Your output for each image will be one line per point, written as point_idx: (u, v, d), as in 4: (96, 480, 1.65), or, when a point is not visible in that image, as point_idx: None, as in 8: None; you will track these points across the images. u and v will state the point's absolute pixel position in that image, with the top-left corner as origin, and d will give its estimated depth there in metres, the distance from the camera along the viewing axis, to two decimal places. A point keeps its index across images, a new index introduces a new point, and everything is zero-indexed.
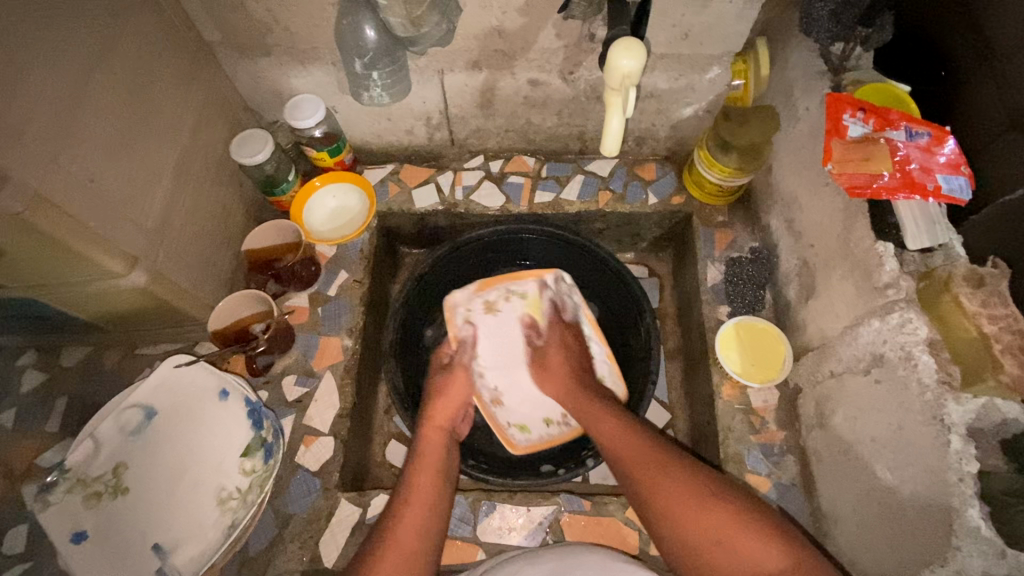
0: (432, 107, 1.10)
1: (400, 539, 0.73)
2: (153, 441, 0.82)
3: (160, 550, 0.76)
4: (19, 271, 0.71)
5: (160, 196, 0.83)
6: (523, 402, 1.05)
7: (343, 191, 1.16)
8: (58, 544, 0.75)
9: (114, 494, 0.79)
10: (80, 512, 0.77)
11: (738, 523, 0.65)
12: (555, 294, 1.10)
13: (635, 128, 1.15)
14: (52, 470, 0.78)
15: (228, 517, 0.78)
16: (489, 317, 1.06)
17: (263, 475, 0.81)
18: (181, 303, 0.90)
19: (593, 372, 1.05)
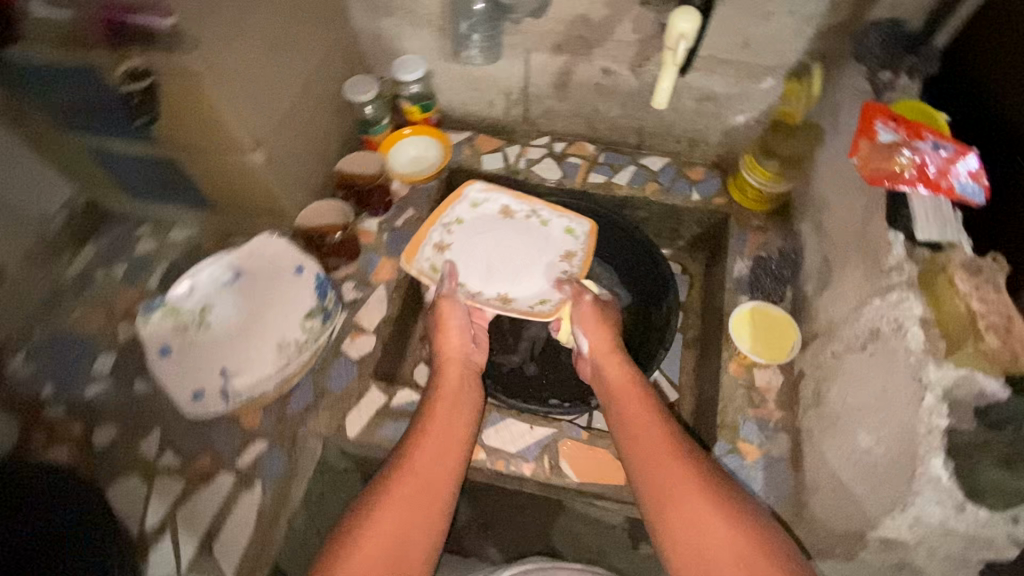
0: (514, 81, 1.27)
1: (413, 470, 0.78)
2: (237, 294, 1.00)
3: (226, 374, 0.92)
4: (181, 130, 0.93)
5: (288, 102, 1.04)
6: (524, 286, 1.13)
7: (424, 143, 1.33)
8: (148, 352, 0.92)
9: (199, 325, 0.96)
10: (170, 333, 0.94)
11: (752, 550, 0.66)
12: (491, 204, 1.22)
13: (690, 129, 1.28)
14: (156, 296, 0.95)
15: (285, 360, 0.94)
16: (446, 250, 1.15)
17: (317, 334, 0.96)
18: (282, 193, 1.09)
19: (561, 233, 1.19)
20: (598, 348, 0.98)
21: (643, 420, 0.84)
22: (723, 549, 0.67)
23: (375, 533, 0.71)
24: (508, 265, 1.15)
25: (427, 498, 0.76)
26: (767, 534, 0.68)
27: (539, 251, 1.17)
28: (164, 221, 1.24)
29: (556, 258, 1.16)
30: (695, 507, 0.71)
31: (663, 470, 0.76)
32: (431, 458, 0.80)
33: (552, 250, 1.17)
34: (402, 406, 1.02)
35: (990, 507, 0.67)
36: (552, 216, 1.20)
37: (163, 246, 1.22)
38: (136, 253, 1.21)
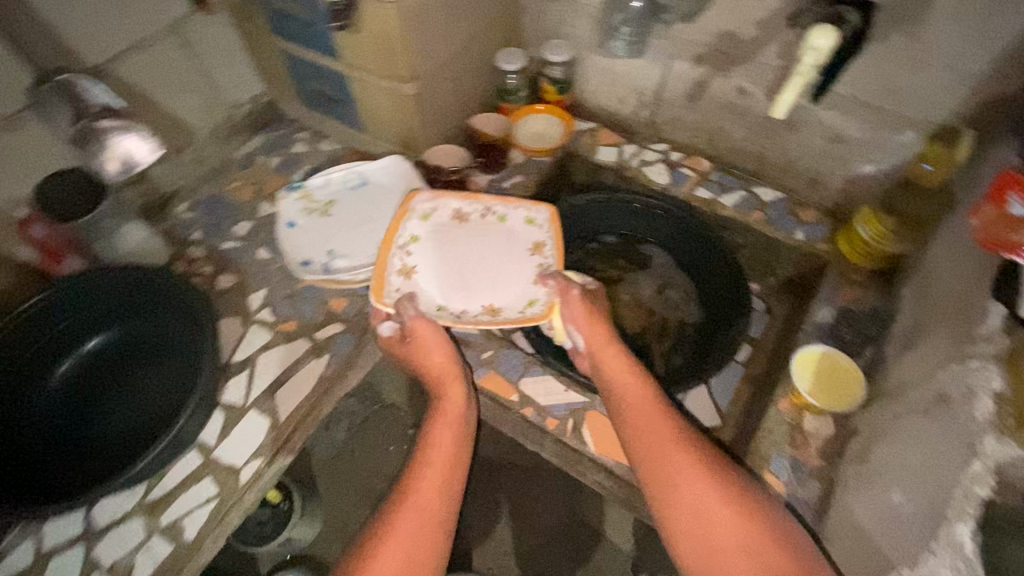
0: (650, 83, 1.34)
1: (418, 499, 0.87)
2: (358, 197, 1.19)
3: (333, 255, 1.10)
4: (361, 50, 1.11)
5: (448, 51, 1.19)
6: (506, 293, 1.07)
7: (550, 121, 1.44)
8: (279, 222, 1.13)
9: (322, 212, 1.16)
10: (299, 212, 1.15)
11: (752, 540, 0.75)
12: (432, 212, 1.13)
13: (812, 168, 1.26)
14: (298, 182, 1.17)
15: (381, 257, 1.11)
16: (416, 270, 1.08)
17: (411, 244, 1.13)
18: (420, 126, 1.25)
19: (520, 221, 1.14)
20: (595, 336, 1.01)
21: (638, 420, 0.90)
22: (725, 548, 0.75)
23: (406, 532, 0.83)
24: (480, 270, 1.09)
25: (431, 528, 0.84)
26: (765, 524, 0.77)
27: (509, 248, 1.11)
28: (320, 132, 1.46)
29: (527, 253, 1.11)
30: (698, 495, 0.80)
31: (665, 465, 0.84)
32: (432, 490, 0.88)
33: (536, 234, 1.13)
34: (461, 333, 1.14)
35: None
36: (503, 209, 1.15)
37: (313, 151, 1.44)
38: (291, 151, 1.44)
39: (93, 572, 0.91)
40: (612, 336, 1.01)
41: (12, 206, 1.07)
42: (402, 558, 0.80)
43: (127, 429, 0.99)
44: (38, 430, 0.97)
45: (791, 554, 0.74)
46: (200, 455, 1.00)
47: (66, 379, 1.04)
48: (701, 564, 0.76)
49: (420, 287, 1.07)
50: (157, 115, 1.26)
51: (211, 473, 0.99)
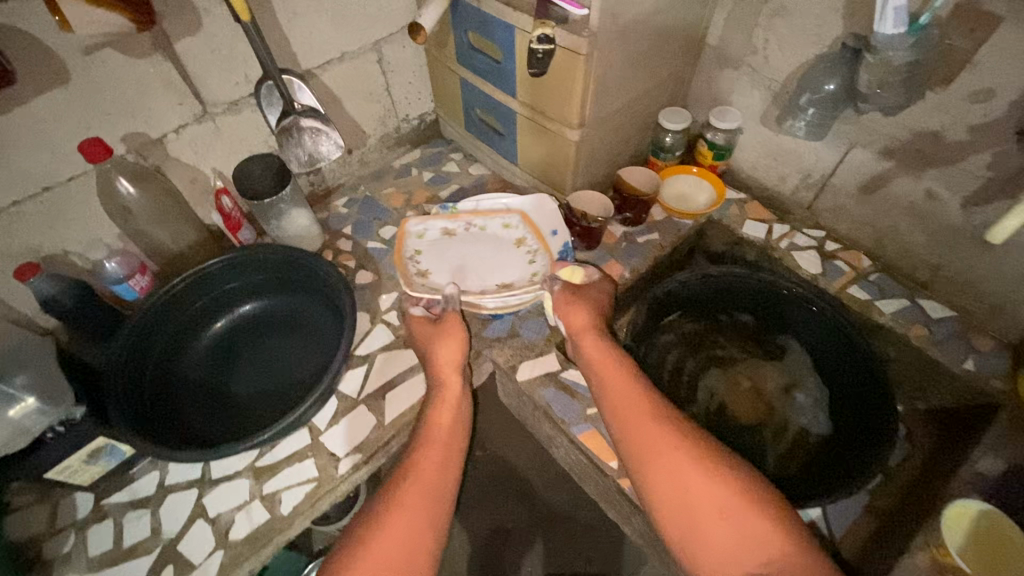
0: (820, 167, 1.26)
1: (419, 478, 0.94)
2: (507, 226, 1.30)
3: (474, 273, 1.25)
4: (539, 92, 1.16)
5: (618, 103, 1.21)
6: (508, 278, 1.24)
7: (699, 185, 1.41)
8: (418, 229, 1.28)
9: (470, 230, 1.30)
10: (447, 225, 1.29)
11: (739, 517, 0.81)
12: (433, 228, 1.29)
13: (998, 294, 1.11)
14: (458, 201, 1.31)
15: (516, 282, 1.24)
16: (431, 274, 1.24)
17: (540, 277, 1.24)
18: (572, 171, 1.28)
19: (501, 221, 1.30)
20: (577, 315, 1.12)
21: (619, 401, 0.98)
22: (714, 526, 0.81)
23: (410, 509, 0.89)
24: (482, 261, 1.26)
25: (434, 507, 0.92)
26: (750, 498, 0.83)
27: (499, 242, 1.28)
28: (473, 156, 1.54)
29: (519, 245, 1.28)
30: (673, 468, 0.87)
31: (645, 441, 0.92)
32: (431, 466, 0.96)
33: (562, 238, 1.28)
34: (568, 380, 1.12)
35: None
36: (484, 219, 1.30)
37: (463, 172, 1.52)
38: (443, 168, 1.54)
39: (198, 518, 0.99)
40: (590, 316, 1.12)
41: (213, 176, 1.23)
42: (403, 524, 0.87)
43: (259, 393, 1.08)
44: (191, 377, 1.10)
45: (765, 511, 0.81)
46: (308, 435, 1.07)
47: (215, 337, 1.16)
48: (686, 534, 0.83)
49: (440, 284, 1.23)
50: (342, 119, 1.40)
51: (314, 456, 1.05)
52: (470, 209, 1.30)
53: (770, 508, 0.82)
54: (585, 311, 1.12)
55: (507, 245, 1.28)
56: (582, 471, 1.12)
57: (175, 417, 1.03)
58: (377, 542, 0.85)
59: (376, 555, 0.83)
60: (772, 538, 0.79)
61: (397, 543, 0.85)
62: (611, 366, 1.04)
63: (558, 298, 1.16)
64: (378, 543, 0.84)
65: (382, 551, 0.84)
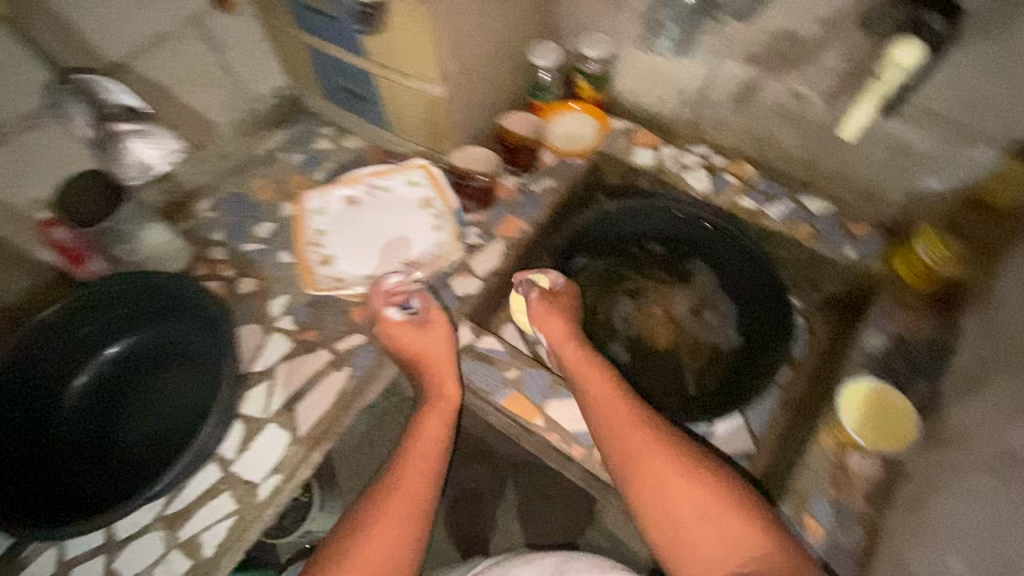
0: (695, 83, 1.25)
1: (401, 494, 0.83)
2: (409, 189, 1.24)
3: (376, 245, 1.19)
4: (388, 49, 1.05)
5: (479, 48, 1.12)
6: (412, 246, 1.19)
7: (583, 120, 1.36)
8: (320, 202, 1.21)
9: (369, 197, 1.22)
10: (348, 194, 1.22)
11: (725, 525, 0.76)
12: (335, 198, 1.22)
13: (868, 180, 1.16)
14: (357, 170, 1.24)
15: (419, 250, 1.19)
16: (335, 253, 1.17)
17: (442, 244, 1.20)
18: (446, 128, 1.19)
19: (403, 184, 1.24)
20: (551, 320, 1.06)
21: (603, 402, 0.92)
22: (699, 533, 0.76)
23: (385, 527, 0.79)
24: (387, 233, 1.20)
25: (410, 526, 0.80)
26: (736, 504, 0.78)
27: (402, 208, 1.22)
28: (344, 128, 1.41)
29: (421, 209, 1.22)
30: (658, 473, 0.81)
31: (628, 440, 0.86)
32: (411, 480, 0.85)
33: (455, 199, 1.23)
34: (483, 350, 1.08)
35: None
36: (386, 181, 1.22)
37: (336, 148, 1.39)
38: (314, 147, 1.40)
39: None
40: (567, 323, 1.06)
41: (33, 206, 1.05)
42: (382, 538, 0.78)
43: (154, 443, 0.98)
44: (65, 444, 0.97)
45: (754, 516, 0.77)
46: (218, 470, 0.99)
47: (80, 395, 1.02)
48: (667, 535, 0.78)
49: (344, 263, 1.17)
50: (178, 111, 1.22)
51: (228, 489, 0.98)
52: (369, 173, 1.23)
53: (759, 514, 0.78)
54: (559, 323, 1.05)
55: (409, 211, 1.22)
56: (514, 434, 1.12)
57: (59, 493, 0.93)
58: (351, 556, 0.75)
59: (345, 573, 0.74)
60: (757, 544, 0.75)
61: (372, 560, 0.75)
62: (592, 368, 0.98)
63: (535, 305, 1.08)
64: (350, 559, 0.75)
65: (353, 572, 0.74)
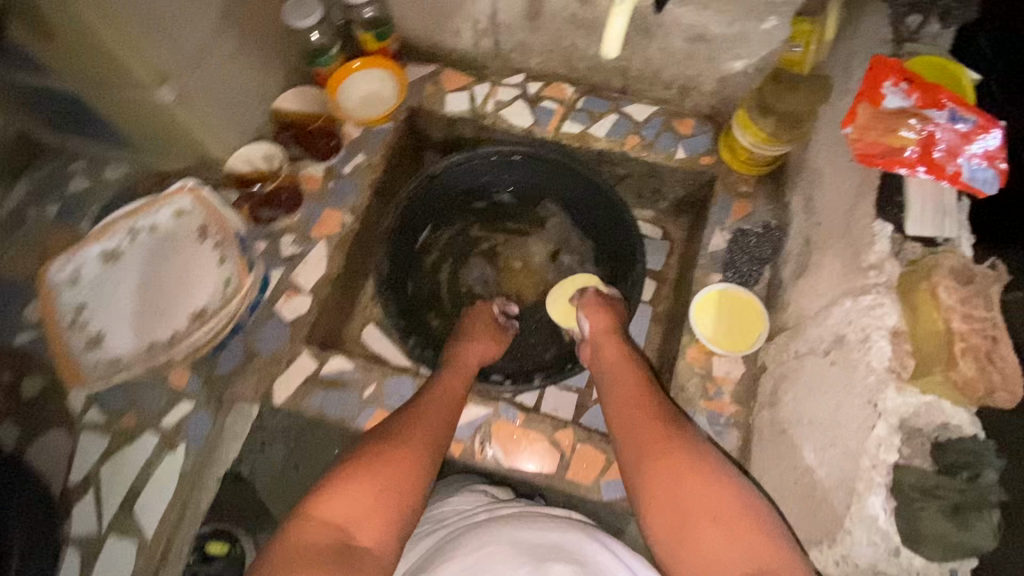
0: (481, 8, 1.11)
1: (396, 455, 0.69)
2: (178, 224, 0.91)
3: (152, 312, 0.86)
4: (81, 57, 0.82)
5: (206, 29, 0.90)
6: (196, 294, 0.86)
7: (378, 78, 1.19)
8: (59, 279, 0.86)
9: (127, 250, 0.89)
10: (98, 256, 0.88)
11: (742, 524, 0.64)
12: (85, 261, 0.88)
13: (680, 75, 1.10)
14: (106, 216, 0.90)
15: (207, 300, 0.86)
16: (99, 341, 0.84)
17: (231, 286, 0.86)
18: (205, 135, 0.98)
19: (168, 217, 0.91)
20: (600, 323, 0.99)
21: (632, 387, 0.86)
22: (707, 519, 0.65)
23: (367, 485, 0.65)
24: (162, 289, 0.88)
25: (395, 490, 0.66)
26: (758, 520, 0.65)
27: (176, 251, 0.89)
28: (96, 158, 1.15)
29: (200, 244, 0.90)
30: (675, 467, 0.71)
31: (650, 426, 0.78)
32: (417, 445, 0.72)
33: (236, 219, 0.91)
34: (331, 375, 0.97)
35: (925, 556, 0.57)
36: (148, 221, 0.91)
37: (95, 185, 1.14)
38: (67, 191, 1.14)
39: None
40: (617, 331, 0.98)
41: None
42: (410, 457, 0.70)
43: None
44: None
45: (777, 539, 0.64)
46: None
47: None
48: (673, 534, 0.67)
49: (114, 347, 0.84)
50: None
51: None
52: (123, 214, 0.90)
53: (785, 542, 0.64)
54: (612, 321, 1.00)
55: (184, 251, 0.89)
56: None
57: None
58: (368, 470, 0.67)
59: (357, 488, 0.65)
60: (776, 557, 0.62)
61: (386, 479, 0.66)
62: (631, 360, 0.91)
63: (593, 312, 1.01)
64: (372, 476, 0.66)
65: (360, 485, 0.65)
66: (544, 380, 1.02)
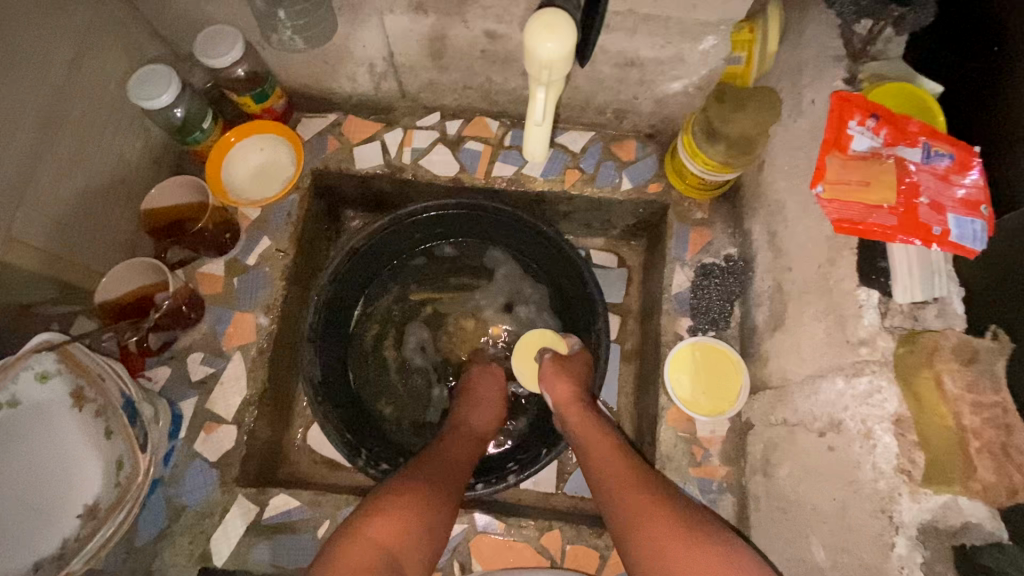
0: (374, 52, 0.94)
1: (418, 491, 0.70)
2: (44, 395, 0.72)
3: (26, 519, 0.69)
4: None
5: (14, 150, 0.71)
6: (86, 483, 0.73)
7: (271, 144, 1.01)
8: None
9: None
10: None
11: None
12: None
13: (613, 99, 0.98)
14: None
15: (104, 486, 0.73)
16: None
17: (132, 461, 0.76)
18: (58, 272, 0.79)
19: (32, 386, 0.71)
20: (561, 385, 0.90)
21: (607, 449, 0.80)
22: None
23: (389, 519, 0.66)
24: (33, 484, 0.70)
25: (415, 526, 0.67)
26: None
27: (45, 430, 0.72)
28: None
29: (77, 416, 0.74)
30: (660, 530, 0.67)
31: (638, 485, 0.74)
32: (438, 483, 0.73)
33: (123, 381, 0.77)
34: (275, 519, 0.84)
35: None
36: (3, 393, 0.70)
37: None
38: None
39: None
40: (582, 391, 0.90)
41: None
42: (429, 497, 0.70)
43: None
44: None
45: None
46: None
47: None
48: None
49: None
50: None
51: None
52: None
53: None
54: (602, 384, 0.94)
55: (57, 428, 0.72)
56: None
57: None
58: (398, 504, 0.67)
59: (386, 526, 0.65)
60: None
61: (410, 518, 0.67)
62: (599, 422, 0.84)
63: (551, 375, 0.92)
64: (398, 511, 0.67)
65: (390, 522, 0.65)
66: (519, 477, 0.92)
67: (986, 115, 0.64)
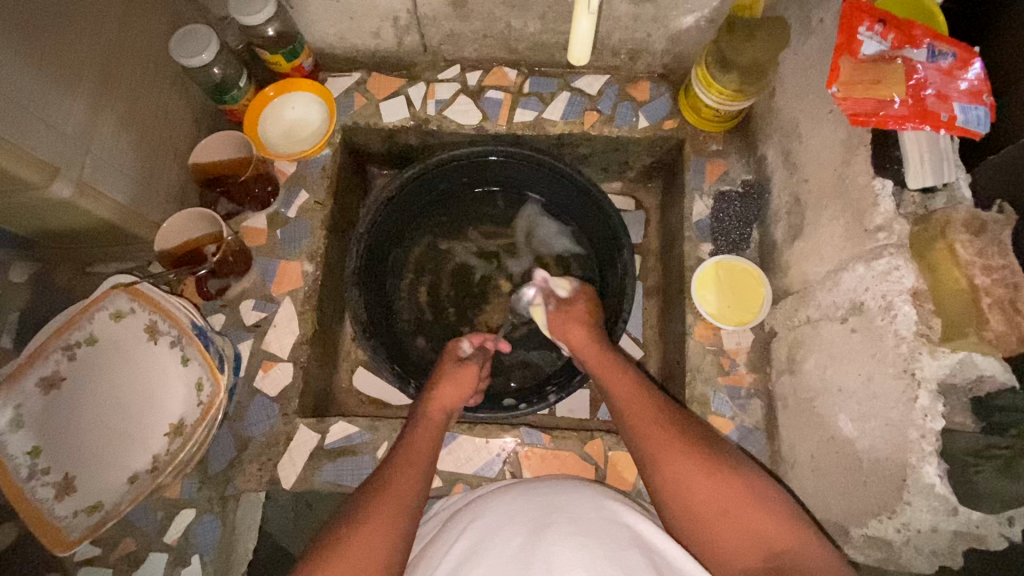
0: (398, 4, 0.98)
1: (383, 506, 0.65)
2: (119, 331, 0.80)
3: (125, 439, 0.78)
4: None
5: (80, 99, 0.76)
6: (172, 405, 0.80)
7: (303, 102, 1.06)
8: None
9: (70, 375, 0.77)
10: (35, 395, 0.75)
11: (745, 502, 0.62)
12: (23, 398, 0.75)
13: (627, 39, 1.03)
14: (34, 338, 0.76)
15: (184, 408, 0.80)
16: (68, 487, 0.75)
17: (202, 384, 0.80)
18: (121, 219, 0.85)
19: (108, 323, 0.80)
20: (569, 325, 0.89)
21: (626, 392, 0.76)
22: (714, 515, 0.62)
23: (373, 528, 0.62)
24: (125, 408, 0.79)
25: (389, 537, 0.62)
26: (764, 502, 0.62)
27: (128, 361, 0.80)
28: None
29: (153, 346, 0.80)
30: (676, 473, 0.65)
31: (647, 433, 0.69)
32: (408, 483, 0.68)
33: (193, 312, 0.82)
34: (336, 444, 0.90)
35: (984, 511, 0.60)
36: (82, 331, 0.78)
37: None
38: None
39: None
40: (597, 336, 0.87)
41: None
42: (392, 504, 0.65)
43: None
44: None
45: (779, 509, 0.61)
46: None
47: None
48: (691, 532, 0.63)
49: (91, 488, 0.76)
50: None
51: None
52: (51, 333, 0.77)
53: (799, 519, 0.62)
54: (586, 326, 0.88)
55: (139, 360, 0.80)
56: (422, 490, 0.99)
57: None
58: (373, 520, 0.63)
59: (375, 533, 0.62)
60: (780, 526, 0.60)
61: (388, 527, 0.63)
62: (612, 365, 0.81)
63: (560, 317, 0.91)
64: (368, 527, 0.62)
65: (370, 541, 0.61)
66: (558, 396, 0.96)
67: (984, 16, 0.68)
